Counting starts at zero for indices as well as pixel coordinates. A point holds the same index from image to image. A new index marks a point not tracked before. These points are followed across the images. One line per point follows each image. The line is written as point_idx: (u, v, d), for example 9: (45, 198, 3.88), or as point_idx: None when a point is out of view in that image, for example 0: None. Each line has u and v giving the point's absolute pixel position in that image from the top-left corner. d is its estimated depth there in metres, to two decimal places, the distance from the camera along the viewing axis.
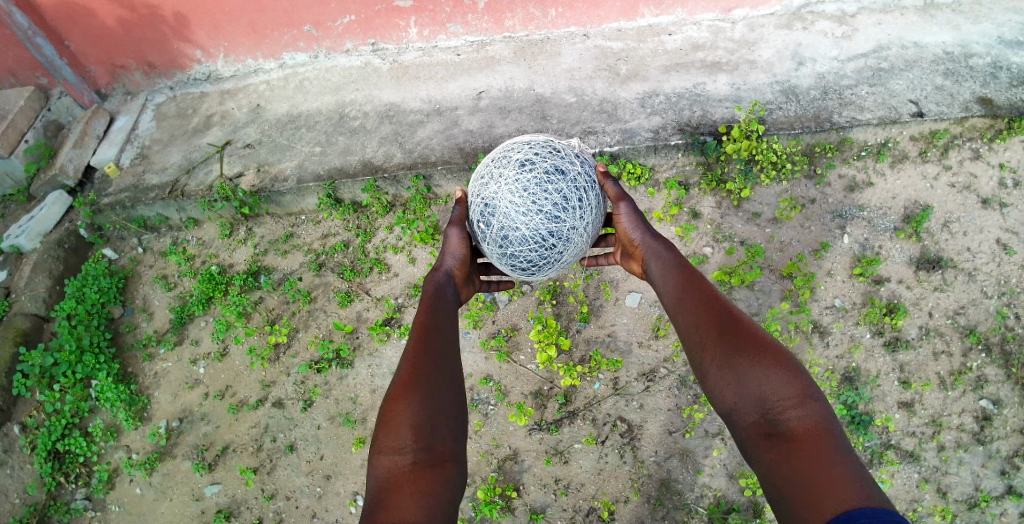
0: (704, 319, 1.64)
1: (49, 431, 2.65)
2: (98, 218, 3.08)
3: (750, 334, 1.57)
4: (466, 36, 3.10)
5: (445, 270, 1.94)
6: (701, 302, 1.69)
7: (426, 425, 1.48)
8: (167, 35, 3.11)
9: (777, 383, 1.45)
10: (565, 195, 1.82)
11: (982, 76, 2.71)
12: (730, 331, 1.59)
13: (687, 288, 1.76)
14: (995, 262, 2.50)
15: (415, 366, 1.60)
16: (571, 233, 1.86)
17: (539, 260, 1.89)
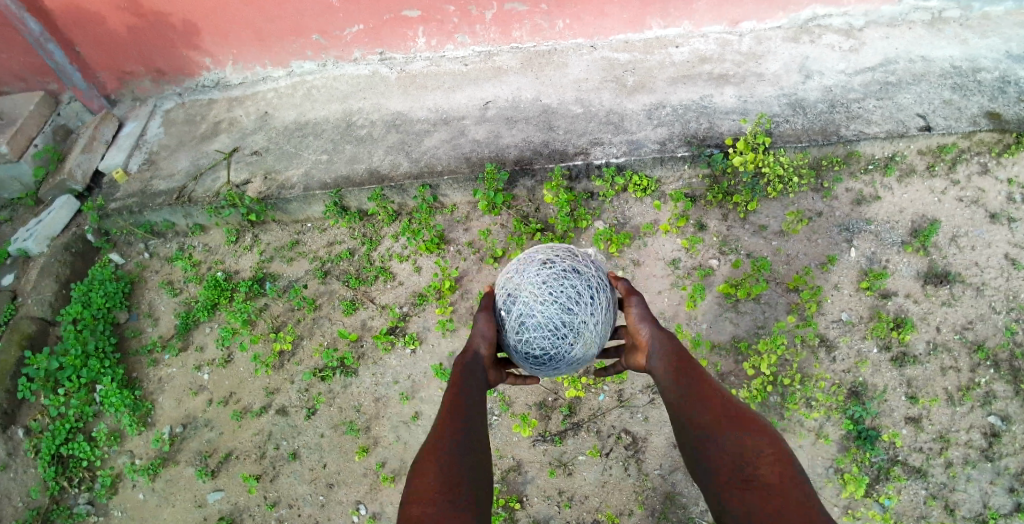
0: (691, 389, 1.59)
1: (53, 435, 2.66)
2: (105, 222, 3.10)
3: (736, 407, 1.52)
4: (474, 46, 3.11)
5: (474, 351, 1.74)
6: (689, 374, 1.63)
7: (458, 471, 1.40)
8: (175, 42, 3.14)
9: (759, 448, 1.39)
10: (580, 291, 1.74)
11: (990, 90, 2.70)
12: (717, 401, 1.53)
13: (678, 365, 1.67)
14: (1003, 277, 2.48)
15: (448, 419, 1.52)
16: (586, 329, 1.73)
17: (551, 355, 1.73)
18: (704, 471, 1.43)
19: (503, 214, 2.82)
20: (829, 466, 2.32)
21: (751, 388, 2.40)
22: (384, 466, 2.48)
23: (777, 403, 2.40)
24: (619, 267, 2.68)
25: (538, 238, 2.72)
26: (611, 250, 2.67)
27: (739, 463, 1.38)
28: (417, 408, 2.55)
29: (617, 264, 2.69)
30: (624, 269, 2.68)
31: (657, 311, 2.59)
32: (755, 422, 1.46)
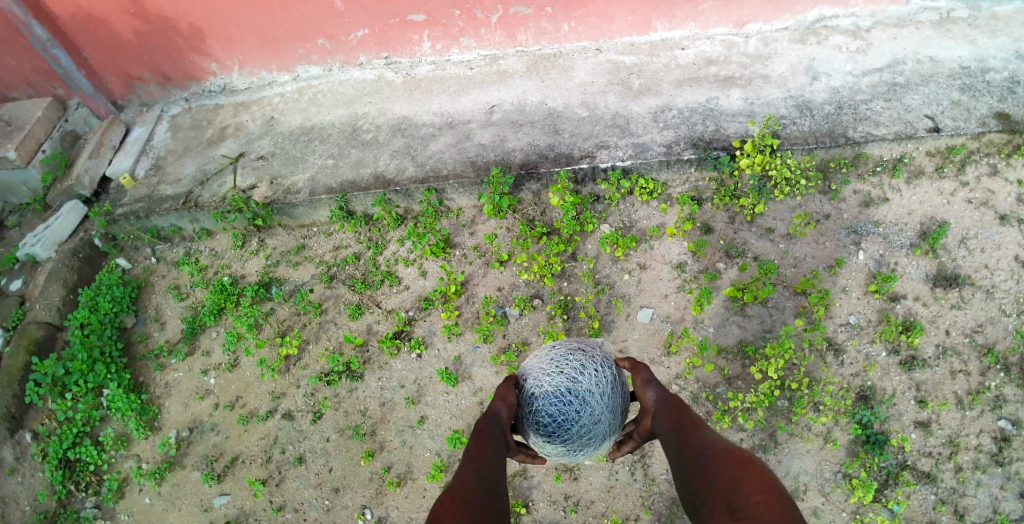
0: (686, 438, 1.60)
1: (60, 439, 2.68)
2: (112, 227, 3.12)
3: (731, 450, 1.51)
4: (479, 49, 3.11)
5: (494, 415, 1.71)
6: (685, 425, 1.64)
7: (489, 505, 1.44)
8: (182, 48, 3.15)
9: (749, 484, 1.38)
10: (583, 361, 1.70)
11: (1000, 91, 2.68)
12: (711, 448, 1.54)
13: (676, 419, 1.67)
14: (1013, 279, 2.45)
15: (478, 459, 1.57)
16: (591, 396, 1.65)
17: (559, 425, 1.63)
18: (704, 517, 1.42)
19: (509, 217, 2.82)
20: (837, 471, 2.30)
21: (759, 393, 2.37)
22: (390, 470, 2.48)
23: (784, 407, 2.39)
24: (625, 270, 2.67)
25: (544, 242, 2.72)
26: (617, 253, 2.67)
27: (732, 502, 1.37)
28: (423, 412, 2.54)
29: (623, 268, 2.68)
30: (631, 273, 2.66)
31: (663, 315, 2.58)
32: (750, 466, 1.45)
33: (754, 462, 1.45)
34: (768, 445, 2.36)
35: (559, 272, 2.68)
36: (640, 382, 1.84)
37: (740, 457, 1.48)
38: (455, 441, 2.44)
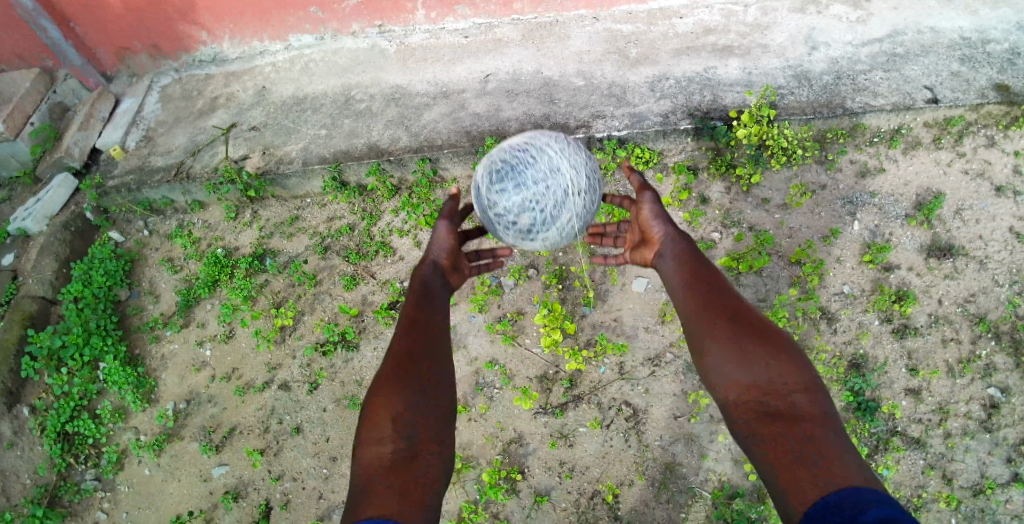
0: (716, 306, 1.70)
1: (57, 413, 2.68)
2: (103, 200, 3.08)
3: (763, 327, 1.62)
4: (474, 18, 3.06)
5: (433, 261, 2.02)
6: (715, 292, 1.75)
7: (412, 409, 1.57)
8: (173, 18, 3.09)
9: (782, 368, 1.49)
10: (543, 134, 1.94)
11: (999, 62, 2.66)
12: (741, 319, 1.65)
13: (701, 279, 1.80)
14: (1007, 250, 2.46)
15: (402, 355, 1.71)
16: (544, 147, 1.87)
17: (512, 169, 1.83)
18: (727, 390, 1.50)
19: None
20: None
21: None
22: None
23: None
24: None
25: None
26: (614, 223, 2.64)
27: (765, 394, 1.44)
28: None
29: None
30: None
31: (658, 284, 2.57)
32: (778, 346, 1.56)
33: (786, 345, 1.57)
34: None
35: None
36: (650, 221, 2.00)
37: (774, 336, 1.59)
38: None
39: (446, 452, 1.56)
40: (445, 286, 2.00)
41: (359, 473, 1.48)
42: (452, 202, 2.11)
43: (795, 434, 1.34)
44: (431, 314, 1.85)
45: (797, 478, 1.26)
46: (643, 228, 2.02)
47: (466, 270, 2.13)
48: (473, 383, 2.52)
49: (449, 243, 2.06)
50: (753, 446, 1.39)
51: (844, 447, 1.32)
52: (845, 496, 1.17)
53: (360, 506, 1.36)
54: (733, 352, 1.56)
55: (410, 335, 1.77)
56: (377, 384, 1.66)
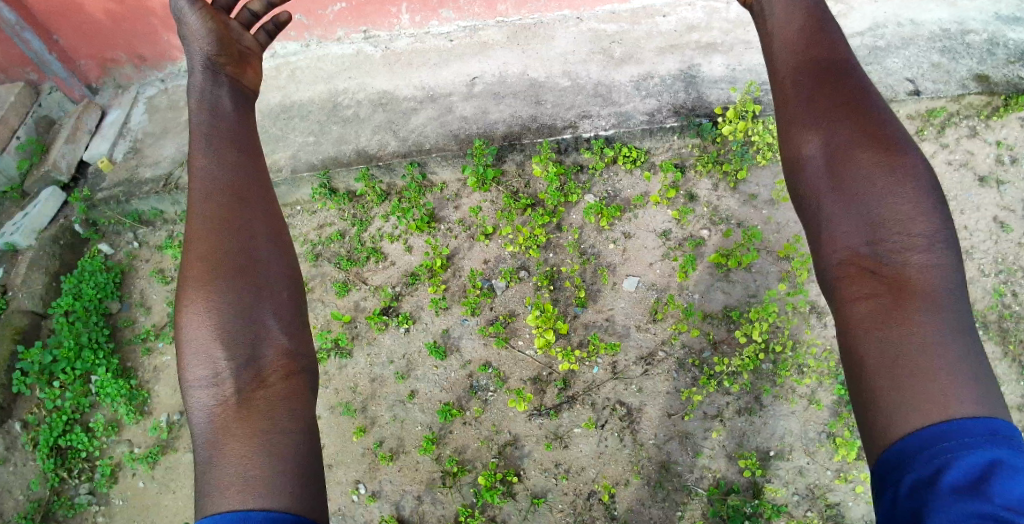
0: (822, 96, 1.36)
1: (49, 427, 2.66)
2: (92, 213, 3.05)
3: (880, 131, 1.28)
4: (459, 21, 3.05)
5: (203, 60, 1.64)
6: (822, 76, 1.39)
7: (244, 325, 1.30)
8: (157, 28, 3.06)
9: (902, 203, 1.17)
10: None
11: (979, 53, 2.70)
12: (852, 116, 1.31)
13: (809, 59, 1.43)
14: (992, 240, 2.52)
15: (204, 240, 1.37)
16: None
17: None
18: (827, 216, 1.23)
19: (493, 190, 2.80)
20: (821, 431, 2.33)
21: (744, 356, 2.40)
22: (381, 445, 2.50)
23: (769, 370, 2.41)
24: (610, 240, 2.67)
25: (529, 213, 2.72)
26: (602, 223, 2.68)
27: (885, 239, 1.16)
28: (413, 386, 2.56)
29: (608, 237, 2.68)
30: (616, 242, 2.67)
31: (649, 282, 2.59)
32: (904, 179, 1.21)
33: (910, 159, 1.23)
34: (753, 408, 2.38)
35: (545, 243, 2.69)
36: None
37: (892, 146, 1.25)
38: (445, 413, 2.47)
39: (310, 365, 1.37)
40: (232, 109, 1.61)
41: (202, 423, 1.26)
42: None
43: (904, 312, 1.10)
44: (228, 169, 1.48)
45: (891, 396, 1.06)
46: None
47: (254, 53, 1.76)
48: (467, 386, 2.53)
49: (207, 27, 1.64)
50: (843, 302, 1.18)
51: (960, 332, 1.09)
52: (945, 440, 0.99)
53: (215, 483, 1.18)
54: (834, 171, 1.25)
55: (214, 211, 1.41)
56: (183, 291, 1.34)
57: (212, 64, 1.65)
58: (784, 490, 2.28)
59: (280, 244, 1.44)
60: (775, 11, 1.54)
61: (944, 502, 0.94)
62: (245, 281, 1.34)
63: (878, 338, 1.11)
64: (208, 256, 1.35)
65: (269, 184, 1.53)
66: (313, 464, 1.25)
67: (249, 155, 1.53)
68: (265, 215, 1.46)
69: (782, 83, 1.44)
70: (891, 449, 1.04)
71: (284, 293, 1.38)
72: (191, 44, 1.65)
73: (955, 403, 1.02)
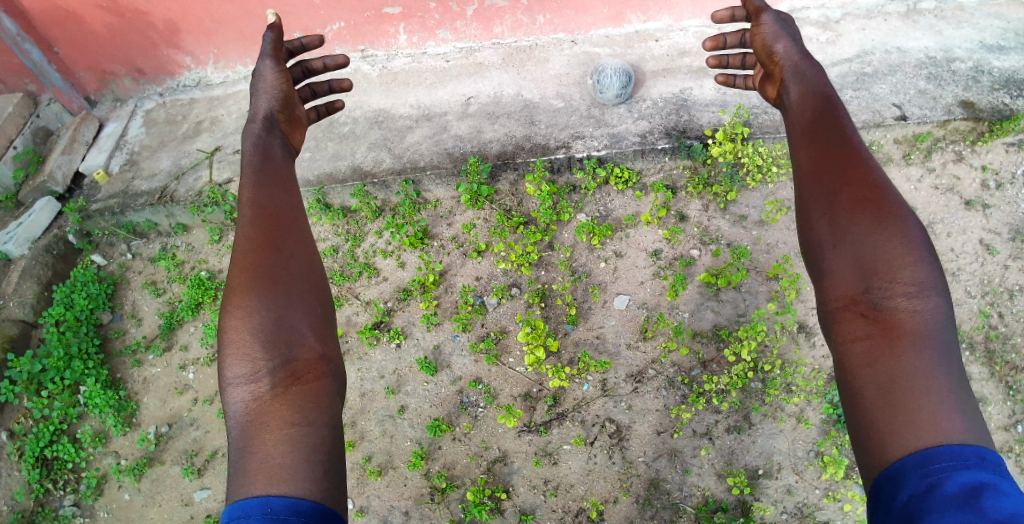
0: (826, 162, 1.56)
1: (37, 437, 2.65)
2: (87, 224, 3.06)
3: (875, 191, 1.45)
4: (456, 42, 3.12)
5: (265, 111, 1.91)
6: (829, 145, 1.59)
7: (277, 328, 1.45)
8: (155, 42, 3.12)
9: (892, 254, 1.33)
10: None
11: (964, 80, 2.77)
12: (850, 179, 1.49)
13: (817, 133, 1.64)
14: (978, 262, 2.56)
15: (249, 258, 1.55)
16: None
17: None
18: (825, 269, 1.41)
19: (487, 208, 2.83)
20: (810, 450, 2.34)
21: (733, 374, 2.42)
22: (370, 459, 2.50)
23: (758, 389, 2.42)
24: (602, 258, 2.70)
25: (521, 231, 2.75)
26: (593, 242, 2.70)
27: (875, 289, 1.32)
28: (403, 401, 2.56)
29: (599, 255, 2.71)
30: (607, 260, 2.69)
31: (640, 301, 2.61)
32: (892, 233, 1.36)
33: (904, 218, 1.39)
34: (742, 426, 2.38)
35: (536, 261, 2.72)
36: (796, 84, 1.82)
37: (887, 206, 1.41)
38: (435, 429, 2.47)
39: (337, 370, 1.50)
40: (282, 155, 1.85)
41: (238, 417, 1.38)
42: (275, 35, 2.00)
43: (892, 349, 1.25)
44: (281, 203, 1.68)
45: (886, 426, 1.19)
46: (761, 57, 1.94)
47: (304, 118, 2.05)
48: (457, 402, 2.53)
49: (278, 88, 1.95)
50: (840, 342, 1.34)
51: (945, 365, 1.22)
52: (935, 461, 1.10)
53: (249, 473, 1.29)
54: (834, 226, 1.44)
55: (257, 235, 1.59)
56: (229, 297, 1.50)
57: (272, 117, 1.91)
58: (772, 509, 2.29)
59: (314, 267, 1.62)
60: (792, 100, 1.80)
61: (937, 510, 1.03)
62: (281, 301, 1.49)
63: (868, 374, 1.26)
64: (251, 269, 1.52)
65: (305, 212, 1.72)
66: (337, 461, 1.36)
67: (287, 188, 1.74)
68: (303, 241, 1.65)
69: (796, 154, 1.66)
70: (890, 468, 1.15)
71: (316, 305, 1.54)
72: (260, 96, 1.94)
73: (943, 432, 1.14)
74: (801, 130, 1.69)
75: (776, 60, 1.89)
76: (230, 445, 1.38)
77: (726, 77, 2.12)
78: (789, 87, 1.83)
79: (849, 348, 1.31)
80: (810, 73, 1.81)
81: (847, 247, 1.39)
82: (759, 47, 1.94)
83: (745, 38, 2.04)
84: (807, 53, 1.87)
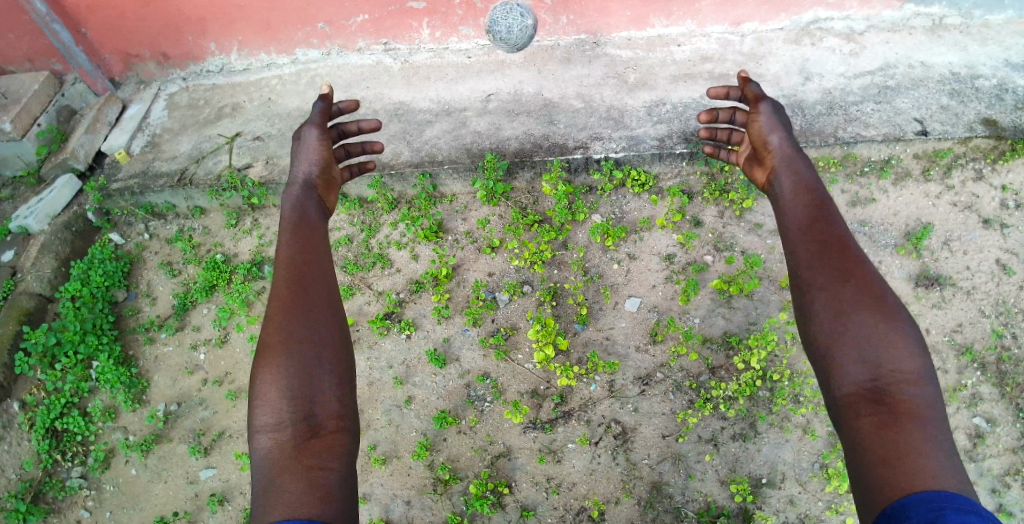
0: (826, 253, 1.60)
1: (48, 409, 2.68)
2: (107, 202, 3.11)
3: (874, 284, 1.51)
4: (478, 39, 3.13)
5: (301, 174, 1.95)
6: (825, 237, 1.64)
7: (305, 381, 1.49)
8: (181, 27, 3.15)
9: (891, 342, 1.40)
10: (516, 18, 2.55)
11: (987, 98, 2.74)
12: (851, 270, 1.54)
13: (813, 223, 1.69)
14: (993, 282, 2.54)
15: (277, 314, 1.60)
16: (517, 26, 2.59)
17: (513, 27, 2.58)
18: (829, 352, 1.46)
19: (502, 205, 2.84)
20: (814, 461, 2.33)
21: (741, 382, 2.42)
22: (376, 448, 2.51)
23: (765, 397, 2.42)
24: (615, 260, 2.70)
25: (536, 229, 2.75)
26: (607, 243, 2.71)
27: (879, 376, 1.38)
28: (410, 392, 2.57)
29: (612, 257, 2.71)
30: (620, 262, 2.70)
31: (651, 304, 2.61)
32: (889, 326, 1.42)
33: (900, 310, 1.46)
34: (748, 434, 2.38)
35: (549, 260, 2.72)
36: (789, 168, 1.86)
37: (886, 300, 1.48)
38: (441, 421, 2.48)
39: (353, 422, 1.53)
40: (316, 216, 1.89)
41: (262, 465, 1.41)
42: (323, 106, 2.05)
43: (898, 427, 1.30)
44: (304, 259, 1.72)
45: (892, 482, 1.23)
46: (756, 142, 1.95)
47: (339, 181, 2.08)
48: (465, 395, 2.54)
49: (319, 153, 1.98)
50: (847, 422, 1.38)
51: (947, 447, 1.28)
52: (935, 501, 1.15)
53: (266, 511, 1.32)
54: (834, 309, 1.49)
55: (284, 292, 1.63)
56: (263, 350, 1.55)
57: (311, 179, 1.95)
58: (774, 518, 2.29)
59: (336, 321, 1.65)
60: (783, 192, 1.83)
61: None
62: (299, 354, 1.53)
63: (874, 442, 1.31)
64: (275, 323, 1.57)
65: (331, 267, 1.77)
66: (351, 509, 1.39)
67: (317, 246, 1.79)
68: (326, 294, 1.69)
69: (793, 245, 1.69)
70: (890, 506, 1.20)
71: (339, 357, 1.59)
72: (301, 160, 1.97)
73: (941, 483, 1.20)
74: (795, 218, 1.73)
75: (768, 148, 1.93)
76: (251, 487, 1.41)
77: (713, 149, 2.13)
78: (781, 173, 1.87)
79: (853, 430, 1.35)
80: (799, 166, 1.85)
81: (850, 334, 1.44)
82: (752, 136, 1.97)
83: (738, 121, 2.07)
84: (798, 147, 1.91)
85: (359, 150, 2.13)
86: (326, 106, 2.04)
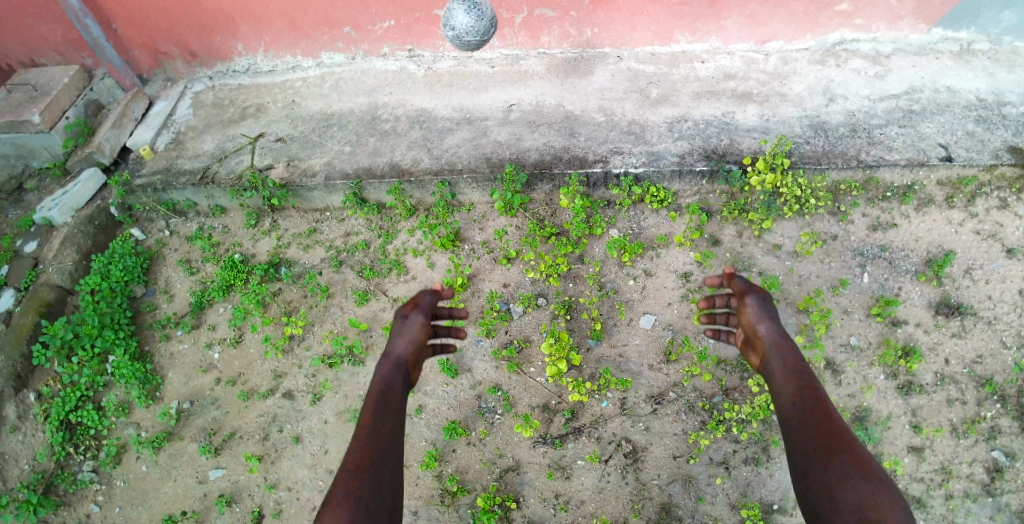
0: (822, 439, 1.55)
1: (63, 401, 2.71)
2: (129, 198, 3.13)
3: (868, 463, 1.48)
4: (502, 49, 3.15)
5: (394, 353, 1.88)
6: (821, 424, 1.58)
7: None
8: (210, 27, 3.19)
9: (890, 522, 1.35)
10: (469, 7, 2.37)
11: (1015, 125, 2.69)
12: (845, 452, 1.50)
13: (805, 407, 1.64)
14: (1016, 312, 2.47)
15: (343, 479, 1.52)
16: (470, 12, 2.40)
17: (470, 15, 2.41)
18: None
19: (520, 216, 2.84)
20: None
21: (755, 405, 2.38)
22: None
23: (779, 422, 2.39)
24: (631, 276, 2.69)
25: (553, 242, 2.75)
26: (623, 259, 2.69)
27: None
28: (421, 401, 2.56)
29: (629, 273, 2.69)
30: (636, 278, 2.68)
31: (666, 322, 2.59)
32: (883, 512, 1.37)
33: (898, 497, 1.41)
34: (760, 459, 2.35)
35: (565, 273, 2.71)
36: (770, 349, 1.83)
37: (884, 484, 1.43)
38: (451, 431, 2.48)
39: None
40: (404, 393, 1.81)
41: None
42: (432, 297, 2.04)
43: None
44: (386, 432, 1.64)
45: None
46: (745, 330, 1.92)
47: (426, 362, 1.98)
48: (476, 407, 2.53)
49: (418, 333, 1.93)
50: None
51: None
52: None
53: None
54: (830, 490, 1.44)
55: (353, 458, 1.56)
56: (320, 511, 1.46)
57: (405, 358, 1.88)
58: None
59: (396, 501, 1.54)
60: (773, 376, 1.78)
61: None
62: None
63: None
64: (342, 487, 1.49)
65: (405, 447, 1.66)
66: None
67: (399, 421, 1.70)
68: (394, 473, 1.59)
69: (788, 435, 1.64)
70: None
71: None
72: (399, 338, 1.92)
73: None
74: (786, 405, 1.69)
75: (755, 336, 1.88)
76: None
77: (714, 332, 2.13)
78: (767, 353, 1.83)
79: None
80: (784, 351, 1.81)
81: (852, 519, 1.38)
82: (742, 321, 1.94)
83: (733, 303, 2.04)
84: (788, 335, 1.86)
85: (448, 333, 2.02)
86: (434, 300, 2.02)
